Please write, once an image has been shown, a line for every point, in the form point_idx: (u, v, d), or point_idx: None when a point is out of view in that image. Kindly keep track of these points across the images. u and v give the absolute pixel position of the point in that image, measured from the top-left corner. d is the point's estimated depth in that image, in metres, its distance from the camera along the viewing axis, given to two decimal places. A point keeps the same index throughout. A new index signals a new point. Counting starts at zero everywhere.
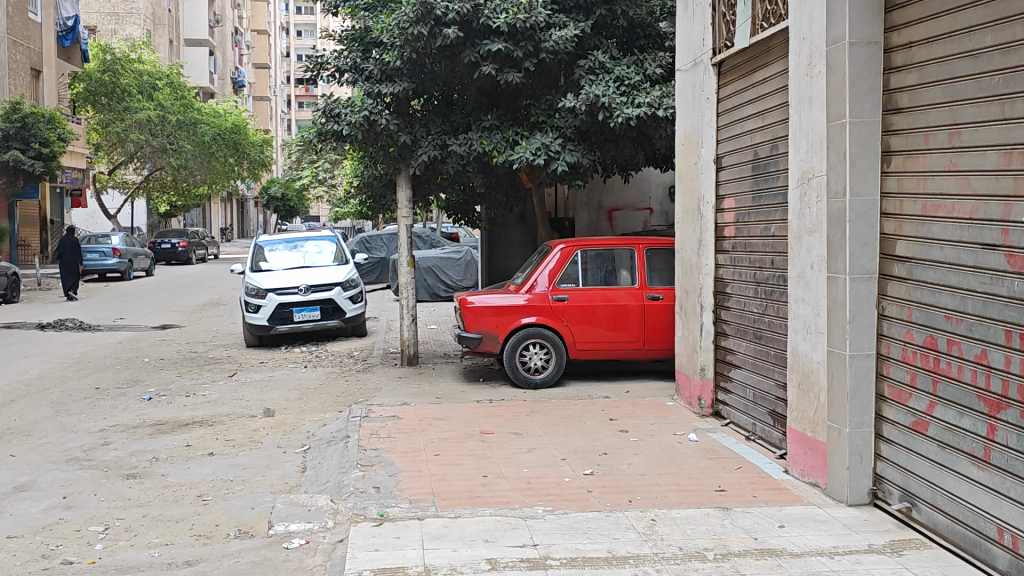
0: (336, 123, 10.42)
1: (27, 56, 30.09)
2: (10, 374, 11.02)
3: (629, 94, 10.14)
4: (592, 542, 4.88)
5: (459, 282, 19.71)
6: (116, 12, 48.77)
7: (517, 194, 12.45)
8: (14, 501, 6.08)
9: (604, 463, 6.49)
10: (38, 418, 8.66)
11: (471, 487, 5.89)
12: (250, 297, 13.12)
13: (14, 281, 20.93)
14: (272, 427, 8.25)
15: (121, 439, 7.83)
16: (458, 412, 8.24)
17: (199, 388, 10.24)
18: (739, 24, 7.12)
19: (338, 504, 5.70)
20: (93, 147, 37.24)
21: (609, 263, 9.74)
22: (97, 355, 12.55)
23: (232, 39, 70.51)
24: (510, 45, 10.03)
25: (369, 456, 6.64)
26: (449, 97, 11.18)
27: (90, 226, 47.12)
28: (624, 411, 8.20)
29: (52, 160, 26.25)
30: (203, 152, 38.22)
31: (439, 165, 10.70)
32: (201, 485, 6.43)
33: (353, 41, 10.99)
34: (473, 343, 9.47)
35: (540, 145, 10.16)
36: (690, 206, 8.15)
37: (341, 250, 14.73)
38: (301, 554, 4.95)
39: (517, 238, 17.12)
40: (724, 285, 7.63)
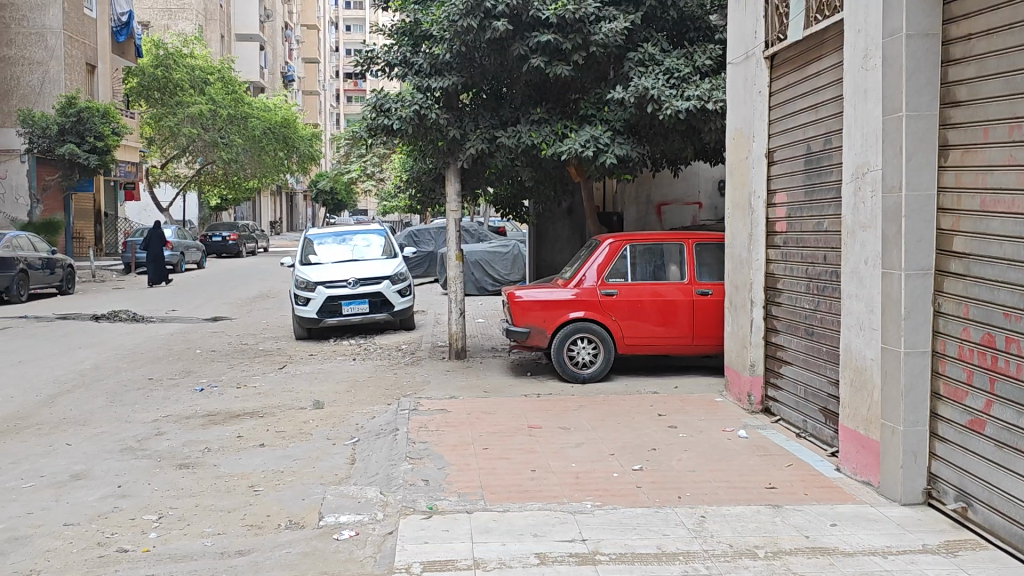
0: (385, 117, 10.46)
1: (83, 51, 30.57)
2: (66, 364, 11.22)
3: (679, 87, 10.05)
4: (642, 537, 4.86)
5: (506, 276, 19.70)
6: (169, 8, 49.40)
7: (566, 188, 12.39)
8: (72, 490, 6.19)
9: (652, 459, 6.45)
10: (94, 408, 8.80)
11: (521, 481, 5.90)
12: (299, 291, 13.24)
13: (70, 273, 21.32)
14: (322, 419, 8.31)
15: (173, 429, 7.94)
16: (506, 406, 8.26)
17: (250, 379, 10.34)
18: (793, 17, 7.02)
19: (388, 497, 5.72)
20: (146, 141, 37.81)
21: (658, 258, 9.68)
22: (150, 347, 12.73)
23: (282, 34, 71.24)
24: (559, 37, 10.00)
25: (418, 449, 6.67)
26: (498, 91, 11.17)
27: (144, 218, 47.85)
28: (673, 407, 8.16)
29: (106, 153, 26.64)
30: (254, 145, 38.57)
31: (488, 159, 10.69)
32: (253, 475, 6.50)
33: (403, 35, 11.06)
34: (521, 337, 9.49)
35: (589, 138, 10.13)
36: (741, 200, 8.06)
37: (390, 244, 14.80)
38: (351, 546, 4.97)
39: (565, 233, 17.11)
40: (774, 281, 7.55)
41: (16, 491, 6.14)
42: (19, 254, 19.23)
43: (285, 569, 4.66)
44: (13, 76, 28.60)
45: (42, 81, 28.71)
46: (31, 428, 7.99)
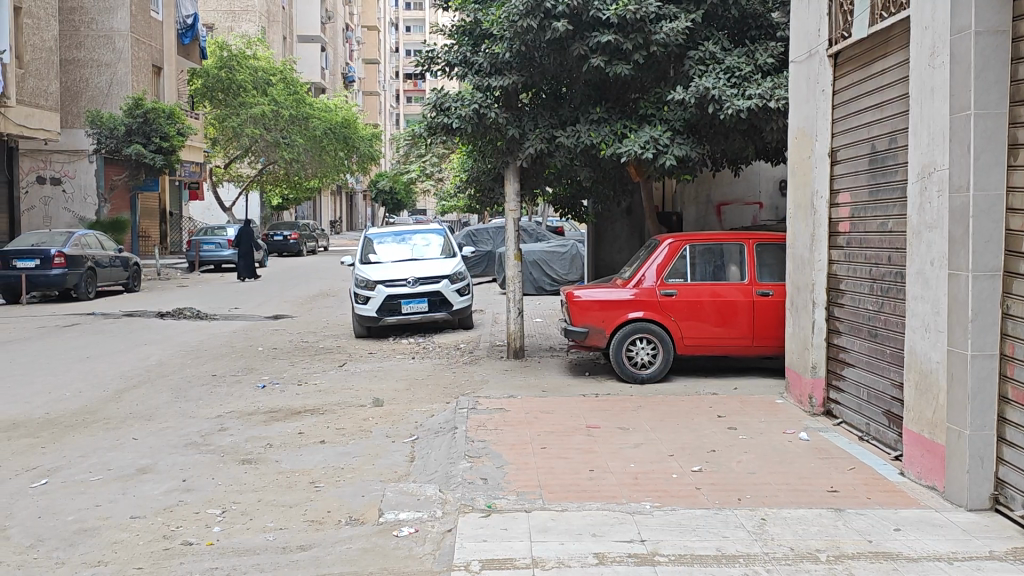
0: (445, 116, 10.53)
1: (149, 54, 31.12)
2: (133, 360, 11.45)
3: (740, 86, 9.95)
4: (702, 539, 4.83)
5: (564, 276, 19.70)
6: (233, 10, 50.16)
7: (625, 187, 12.33)
8: (138, 483, 6.31)
9: (712, 460, 6.41)
10: (160, 403, 8.97)
11: (578, 480, 5.90)
12: (359, 289, 13.38)
13: (135, 271, 21.70)
14: (381, 416, 8.39)
15: (236, 425, 8.07)
16: (564, 405, 8.26)
17: (311, 376, 10.49)
18: (856, 15, 6.94)
19: (447, 494, 5.76)
20: (210, 141, 38.40)
21: (717, 258, 9.61)
22: (213, 344, 12.92)
23: (343, 35, 72.04)
24: (620, 36, 9.96)
25: (477, 447, 6.70)
26: (558, 90, 11.18)
27: (207, 217, 48.67)
28: (733, 408, 8.09)
29: (172, 154, 27.05)
30: (315, 145, 39.01)
31: (548, 158, 10.69)
32: (314, 472, 6.57)
33: (463, 35, 11.17)
34: (580, 337, 9.48)
35: (649, 138, 10.07)
36: (804, 199, 7.97)
37: (449, 244, 14.86)
38: (411, 542, 5.01)
39: (623, 233, 17.05)
40: (837, 281, 7.46)
41: (85, 484, 6.28)
42: (87, 252, 19.59)
43: (346, 564, 4.71)
44: (82, 78, 29.21)
45: (110, 83, 29.33)
46: (99, 422, 8.16)
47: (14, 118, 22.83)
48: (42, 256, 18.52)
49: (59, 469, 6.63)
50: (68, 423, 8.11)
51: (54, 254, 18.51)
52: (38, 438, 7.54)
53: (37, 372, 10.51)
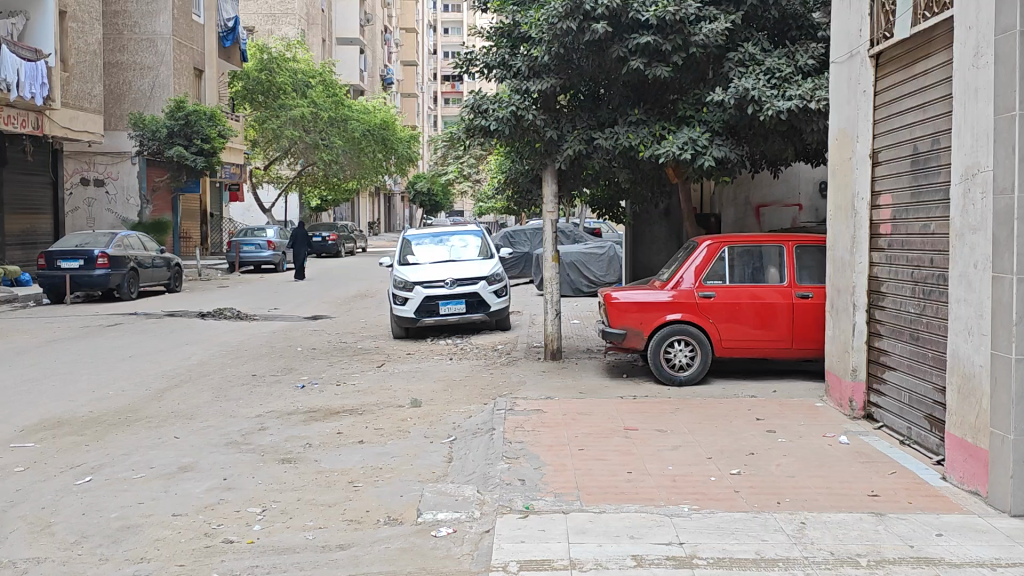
0: (483, 119, 10.56)
1: (191, 56, 31.45)
2: (174, 359, 11.58)
3: (780, 87, 9.88)
4: (740, 542, 4.81)
5: (602, 277, 19.67)
6: (273, 13, 50.58)
7: (663, 189, 12.29)
8: (179, 481, 6.38)
9: (751, 463, 6.37)
10: (201, 402, 9.07)
11: (616, 483, 5.89)
12: (397, 290, 13.45)
13: (177, 271, 21.98)
14: (419, 417, 8.43)
15: (276, 424, 8.15)
16: (601, 407, 8.25)
17: (350, 377, 10.56)
18: (899, 14, 6.88)
19: (485, 496, 5.77)
20: (250, 143, 38.75)
21: (757, 259, 9.56)
22: (253, 344, 13.04)
23: (382, 37, 72.47)
24: (659, 38, 9.92)
25: (514, 448, 6.72)
26: (596, 91, 11.18)
27: (247, 218, 49.20)
28: (772, 411, 8.04)
29: (213, 156, 27.20)
30: (353, 147, 39.26)
31: (585, 160, 10.69)
32: (352, 471, 6.61)
33: (502, 37, 11.21)
34: (617, 338, 9.47)
35: (687, 140, 10.02)
36: (844, 202, 7.91)
37: (487, 245, 14.89)
38: (448, 543, 5.03)
39: (662, 234, 16.99)
40: (878, 284, 7.39)
41: (127, 482, 6.36)
42: (130, 253, 19.82)
43: (385, 564, 4.73)
44: (125, 81, 29.63)
45: (152, 85, 29.68)
46: (141, 421, 8.27)
47: (58, 121, 23.09)
48: (85, 257, 18.77)
49: (102, 467, 6.73)
50: (111, 421, 8.23)
51: (98, 254, 18.76)
52: (82, 436, 7.65)
53: (81, 371, 10.65)
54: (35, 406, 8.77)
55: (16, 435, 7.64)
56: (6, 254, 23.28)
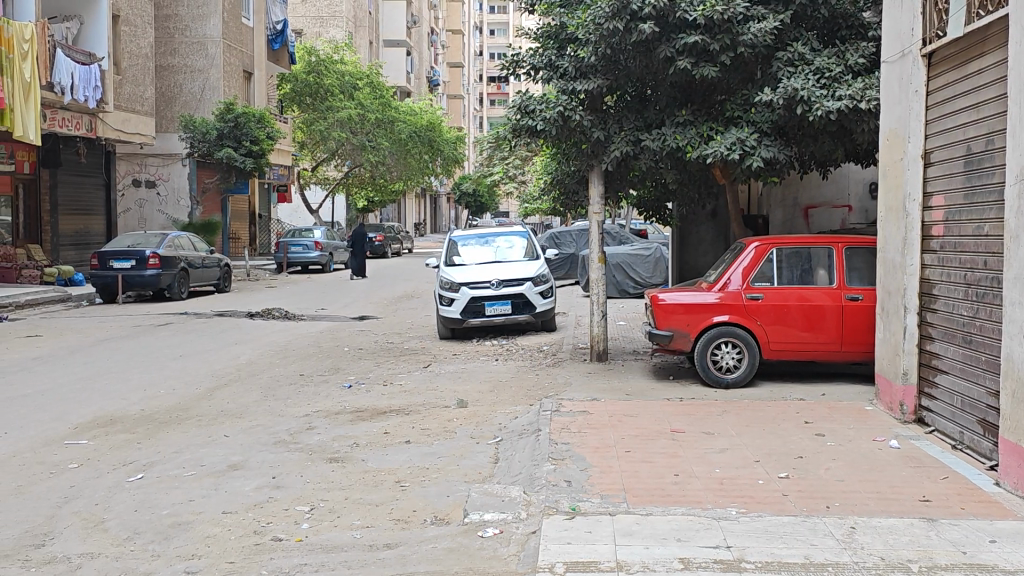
0: (529, 119, 10.58)
1: (240, 58, 31.85)
2: (224, 359, 11.72)
3: (830, 87, 9.76)
4: (789, 547, 4.76)
5: (649, 279, 19.59)
6: (321, 15, 51.01)
7: (710, 191, 12.20)
8: (229, 479, 6.46)
9: (799, 467, 6.32)
10: (250, 402, 9.17)
11: (663, 485, 5.86)
12: (444, 291, 13.49)
13: (226, 271, 22.26)
14: (465, 417, 8.46)
15: (323, 424, 8.21)
16: (647, 409, 8.22)
17: (397, 377, 10.61)
18: (952, 13, 6.79)
19: (530, 497, 5.78)
20: (298, 145, 39.12)
21: (805, 261, 9.47)
22: (300, 344, 13.14)
23: (429, 39, 72.87)
24: (707, 38, 9.86)
25: (560, 450, 6.71)
26: (643, 92, 11.14)
27: (294, 220, 49.77)
28: (820, 414, 7.96)
29: (262, 157, 27.48)
30: (400, 148, 39.47)
31: (632, 161, 10.66)
32: (399, 471, 6.66)
33: (549, 38, 11.23)
34: (664, 340, 9.44)
35: (735, 140, 9.94)
36: (895, 203, 7.81)
37: (532, 246, 14.89)
38: (495, 543, 5.04)
39: (709, 236, 16.88)
40: (930, 286, 7.29)
41: (178, 479, 6.45)
42: (180, 253, 20.07)
43: (432, 564, 4.75)
44: (175, 83, 30.12)
45: (202, 88, 30.10)
46: (192, 419, 8.37)
47: (111, 123, 23.41)
48: (137, 257, 19.05)
49: (153, 465, 6.82)
50: (162, 420, 8.34)
51: (149, 254, 19.02)
52: (134, 434, 7.76)
53: (132, 370, 10.82)
54: (88, 404, 8.92)
55: (70, 432, 7.78)
56: (60, 254, 23.70)
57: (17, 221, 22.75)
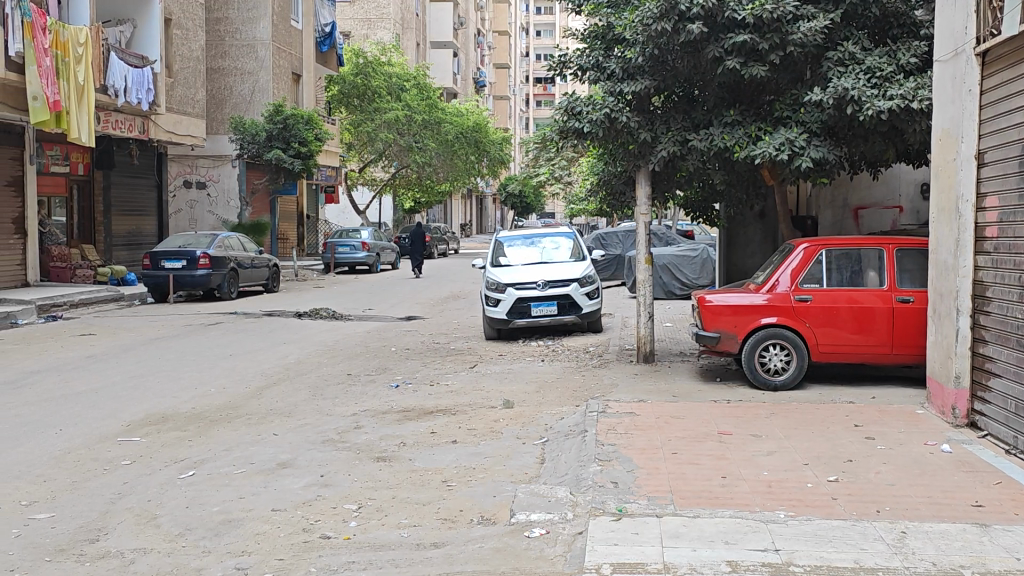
0: (576, 120, 10.58)
1: (289, 61, 32.15)
2: (272, 358, 11.85)
3: (881, 86, 9.64)
4: (839, 550, 4.72)
5: (695, 280, 19.48)
6: (368, 18, 51.33)
7: (758, 192, 12.10)
8: (279, 477, 6.54)
9: (849, 470, 6.25)
10: (298, 401, 9.26)
11: (710, 487, 5.84)
12: (490, 292, 13.52)
13: (274, 271, 22.51)
14: (511, 418, 8.48)
15: (371, 423, 8.27)
16: (695, 410, 8.18)
17: (443, 377, 10.64)
18: (1007, 11, 6.69)
19: (578, 497, 5.77)
20: (346, 146, 39.36)
21: (855, 263, 9.35)
22: (347, 344, 13.23)
23: (475, 41, 73.12)
24: (756, 37, 9.80)
25: (606, 451, 6.70)
26: (690, 93, 11.09)
27: (341, 221, 50.20)
28: (870, 418, 7.87)
29: (310, 159, 27.71)
30: (446, 150, 39.62)
31: (680, 161, 10.61)
32: (445, 470, 6.69)
33: (596, 39, 11.22)
34: (711, 342, 9.40)
35: (784, 140, 9.86)
36: (948, 204, 7.70)
37: (579, 246, 14.88)
38: (542, 543, 5.05)
39: (757, 237, 16.75)
40: (983, 288, 7.18)
41: (229, 476, 6.54)
42: (230, 254, 20.31)
43: (478, 563, 4.77)
44: (226, 86, 30.52)
45: (252, 91, 30.45)
46: (241, 417, 8.47)
47: (163, 125, 23.73)
48: (187, 257, 19.30)
49: (205, 462, 6.91)
50: (212, 417, 8.45)
51: (199, 254, 19.23)
52: (185, 432, 7.87)
53: (183, 368, 10.97)
54: (141, 402, 9.06)
55: (122, 429, 7.91)
56: (113, 255, 24.09)
57: (71, 222, 23.18)
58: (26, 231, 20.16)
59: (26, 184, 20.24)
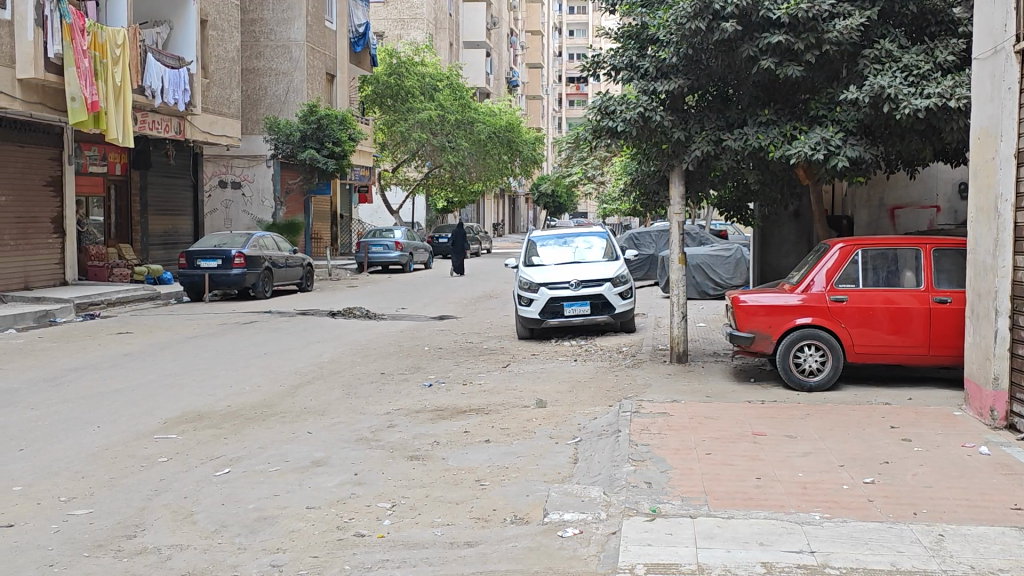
0: (610, 120, 10.56)
1: (323, 61, 32.33)
2: (307, 357, 11.93)
3: (918, 85, 9.55)
4: (874, 553, 4.68)
5: (729, 280, 19.39)
6: (402, 18, 51.53)
7: (793, 192, 12.00)
8: (313, 475, 6.57)
9: (885, 472, 6.19)
10: (333, 399, 9.31)
11: (745, 488, 5.81)
12: (523, 292, 13.52)
13: (308, 270, 22.65)
14: (544, 417, 8.47)
15: (405, 422, 8.29)
16: (729, 411, 8.14)
17: (476, 377, 10.66)
18: None
19: (611, 497, 5.76)
20: (379, 147, 39.53)
21: (891, 264, 9.27)
22: (381, 343, 13.28)
23: (508, 40, 73.23)
24: (791, 36, 9.75)
25: (640, 451, 6.69)
26: (725, 92, 11.03)
27: (374, 220, 50.48)
28: (907, 419, 7.80)
29: (344, 159, 27.84)
30: (479, 149, 39.69)
31: (714, 161, 10.57)
32: (479, 469, 6.70)
33: (629, 38, 11.20)
34: (745, 343, 9.35)
35: (820, 140, 9.79)
36: (986, 204, 7.61)
37: (612, 246, 14.84)
38: (575, 543, 5.05)
39: (791, 237, 16.64)
40: (1022, 288, 7.09)
41: (264, 474, 6.59)
42: (265, 253, 20.44)
43: (512, 562, 4.78)
44: (261, 86, 30.76)
45: (286, 91, 30.65)
46: (276, 416, 8.52)
47: (199, 126, 23.94)
48: (223, 257, 19.44)
49: (240, 460, 6.96)
50: (247, 415, 8.52)
51: (234, 254, 19.37)
52: (220, 429, 7.94)
53: (219, 367, 11.07)
54: (177, 400, 9.15)
55: (159, 426, 7.98)
56: (149, 254, 24.34)
57: (108, 221, 23.42)
58: (64, 231, 20.42)
59: (65, 184, 20.48)
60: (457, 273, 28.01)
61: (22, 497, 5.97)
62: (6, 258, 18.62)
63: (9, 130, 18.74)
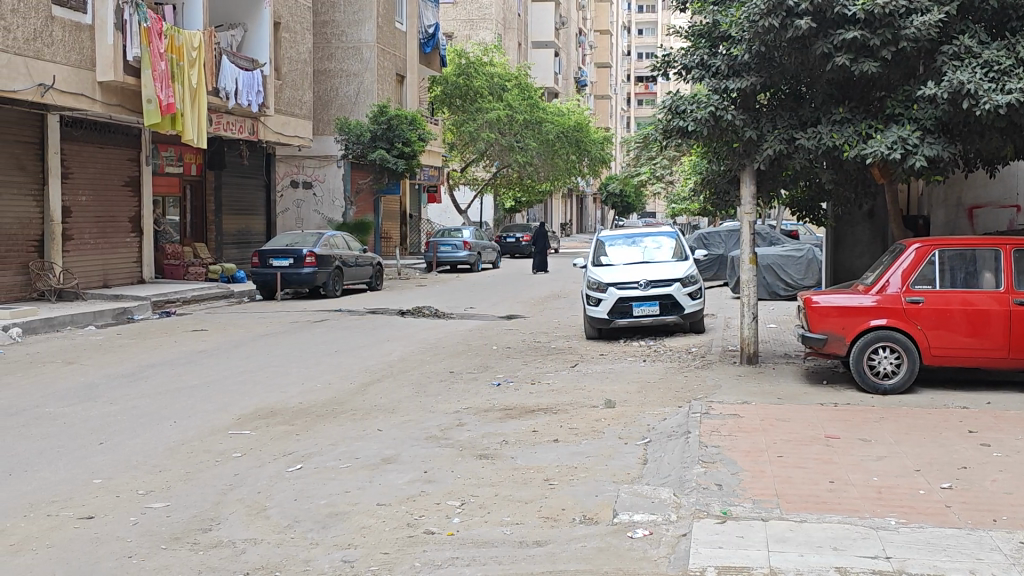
0: (681, 119, 10.52)
1: (393, 62, 32.57)
2: (376, 354, 12.03)
3: (999, 80, 9.32)
4: (952, 559, 4.58)
5: (800, 280, 19.14)
6: (471, 18, 51.71)
7: (867, 191, 11.79)
8: (383, 472, 6.63)
9: (963, 477, 6.05)
10: (402, 397, 9.37)
11: (818, 492, 5.72)
12: (591, 292, 13.48)
13: (377, 270, 22.87)
14: (613, 417, 8.44)
15: (473, 421, 8.31)
16: (801, 413, 8.02)
17: (544, 376, 10.65)
18: None
19: (681, 498, 5.71)
20: (447, 147, 39.75)
21: (970, 264, 9.06)
22: (450, 342, 13.35)
23: (577, 40, 73.13)
24: (866, 33, 9.59)
25: (710, 452, 6.63)
26: (798, 90, 10.88)
27: (443, 221, 50.83)
28: (986, 424, 7.61)
29: (413, 158, 28.03)
30: (547, 149, 39.69)
31: (787, 160, 10.43)
32: (547, 469, 6.69)
33: (700, 37, 11.12)
34: (818, 344, 9.23)
35: (897, 138, 9.60)
36: None
37: (681, 246, 14.73)
38: (646, 544, 5.03)
39: (865, 237, 16.37)
40: None
41: (335, 470, 6.66)
42: (335, 253, 20.67)
43: (583, 562, 4.77)
44: (332, 87, 31.11)
45: (357, 92, 30.99)
46: (346, 413, 8.61)
47: (272, 126, 24.29)
48: (294, 256, 19.71)
49: (312, 456, 7.05)
50: (319, 412, 8.63)
51: (305, 253, 19.63)
52: (292, 426, 8.04)
53: (291, 364, 11.21)
54: (250, 396, 9.29)
55: (233, 423, 8.12)
56: (222, 253, 24.76)
57: (184, 221, 23.87)
58: (141, 230, 20.86)
59: (143, 184, 20.91)
60: (537, 270, 29.01)
61: (102, 489, 6.12)
62: (85, 257, 19.09)
63: (90, 132, 19.22)
